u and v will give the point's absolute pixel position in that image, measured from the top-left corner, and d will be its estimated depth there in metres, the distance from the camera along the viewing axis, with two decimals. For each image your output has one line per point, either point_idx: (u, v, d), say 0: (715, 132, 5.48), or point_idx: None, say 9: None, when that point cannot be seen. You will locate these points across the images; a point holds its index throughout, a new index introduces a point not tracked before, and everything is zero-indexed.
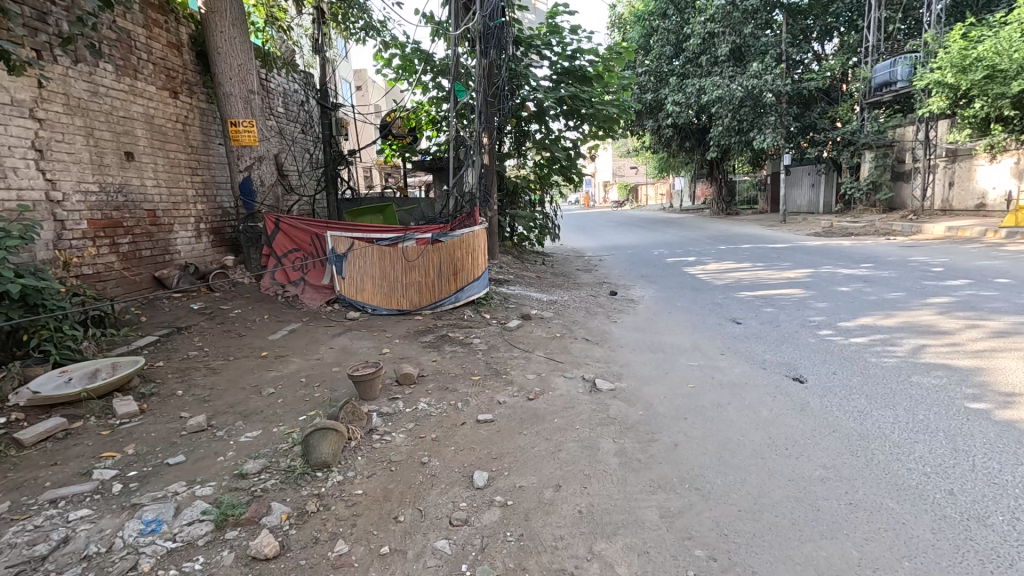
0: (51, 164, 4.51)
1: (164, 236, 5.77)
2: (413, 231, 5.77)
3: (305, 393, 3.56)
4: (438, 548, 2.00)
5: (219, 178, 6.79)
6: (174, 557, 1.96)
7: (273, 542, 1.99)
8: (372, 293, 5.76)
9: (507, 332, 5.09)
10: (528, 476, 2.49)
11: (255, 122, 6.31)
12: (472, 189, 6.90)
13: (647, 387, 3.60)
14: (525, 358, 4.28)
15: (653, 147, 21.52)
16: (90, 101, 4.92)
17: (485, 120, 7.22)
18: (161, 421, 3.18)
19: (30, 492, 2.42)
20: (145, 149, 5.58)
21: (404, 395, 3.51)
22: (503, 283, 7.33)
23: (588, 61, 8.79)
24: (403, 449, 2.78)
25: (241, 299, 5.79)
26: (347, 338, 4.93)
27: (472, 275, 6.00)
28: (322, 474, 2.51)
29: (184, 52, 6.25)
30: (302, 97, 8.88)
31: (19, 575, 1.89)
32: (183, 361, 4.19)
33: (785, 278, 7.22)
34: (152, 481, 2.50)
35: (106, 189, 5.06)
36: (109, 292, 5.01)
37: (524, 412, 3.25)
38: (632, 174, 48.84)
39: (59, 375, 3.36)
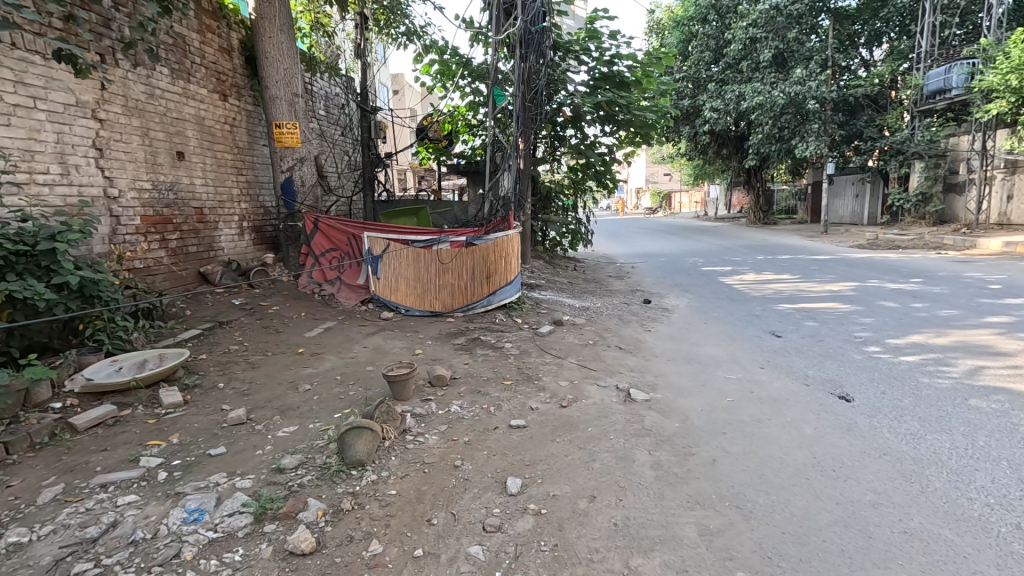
0: (110, 162, 4.73)
1: (209, 233, 5.98)
2: (447, 233, 5.80)
3: (340, 391, 3.62)
4: (471, 554, 1.99)
5: (262, 178, 7.01)
6: (215, 548, 2.01)
7: (309, 537, 2.02)
8: (406, 293, 5.84)
9: (539, 337, 5.07)
10: (562, 485, 2.45)
11: (298, 124, 6.48)
12: (508, 193, 6.91)
13: (684, 399, 3.51)
14: (557, 365, 4.24)
15: (689, 154, 21.16)
16: (146, 103, 5.15)
17: (523, 125, 7.23)
18: (203, 413, 3.27)
19: (82, 475, 2.52)
20: (195, 149, 5.80)
21: (436, 396, 3.53)
22: (535, 288, 7.32)
23: (626, 66, 8.71)
24: (436, 451, 2.79)
25: (280, 296, 5.94)
26: (380, 337, 5.00)
27: (506, 278, 5.96)
28: (357, 472, 2.53)
29: (234, 57, 6.48)
30: (343, 101, 9.10)
31: (71, 556, 1.97)
32: (225, 355, 4.32)
33: (828, 291, 6.96)
34: (195, 471, 2.57)
35: (158, 187, 5.28)
36: (158, 285, 5.22)
37: (556, 419, 3.21)
38: (666, 181, 48.19)
39: (110, 363, 3.51)
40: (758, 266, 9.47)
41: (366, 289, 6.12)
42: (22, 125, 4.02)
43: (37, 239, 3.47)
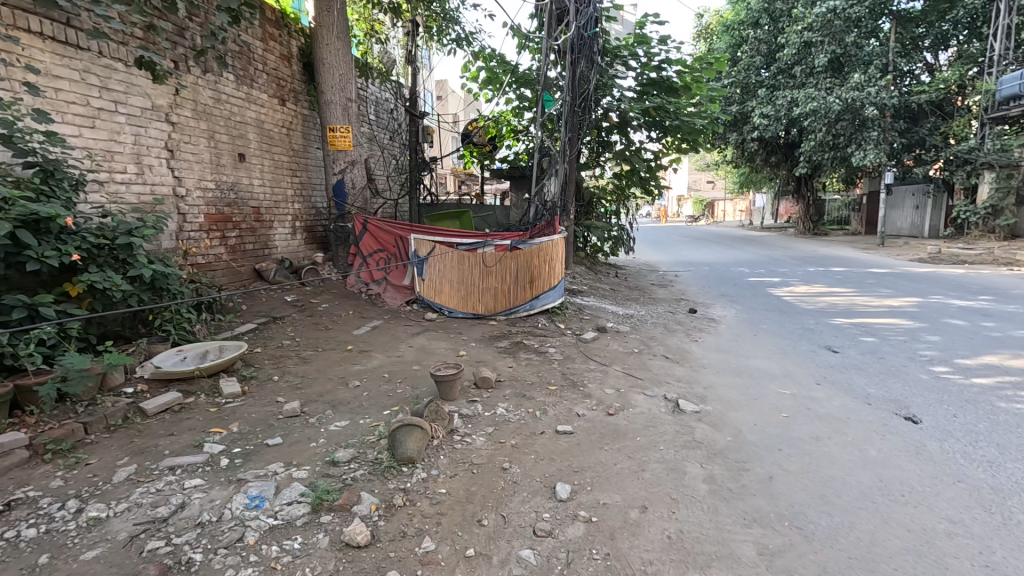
0: (179, 163, 5.01)
1: (265, 232, 6.24)
2: (493, 237, 5.84)
3: (388, 388, 3.70)
4: (523, 557, 1.99)
5: (315, 179, 7.26)
6: (276, 534, 2.08)
7: (365, 530, 2.06)
8: (450, 295, 5.93)
9: (582, 343, 5.03)
10: (612, 493, 2.42)
11: (351, 128, 6.69)
12: (554, 198, 6.91)
13: (735, 412, 3.40)
14: (602, 372, 4.19)
15: (735, 161, 20.58)
16: (213, 107, 5.43)
17: (570, 130, 7.21)
18: (260, 404, 3.41)
19: (152, 458, 2.67)
20: (255, 151, 6.07)
21: (482, 398, 3.55)
22: (577, 294, 7.27)
23: (675, 72, 8.59)
24: (484, 452, 2.80)
25: (329, 295, 6.13)
26: (425, 338, 5.07)
27: (549, 282, 5.93)
28: (407, 469, 2.57)
29: (293, 64, 6.75)
30: (392, 105, 9.33)
31: (145, 533, 2.08)
32: (278, 349, 4.48)
33: (888, 306, 6.61)
34: (254, 459, 2.67)
35: (221, 187, 5.55)
36: (218, 280, 5.47)
37: (604, 426, 3.18)
38: (710, 188, 47.06)
39: (176, 353, 3.69)
40: (810, 278, 9.10)
41: (411, 290, 6.25)
42: (105, 128, 4.30)
43: (116, 233, 3.65)
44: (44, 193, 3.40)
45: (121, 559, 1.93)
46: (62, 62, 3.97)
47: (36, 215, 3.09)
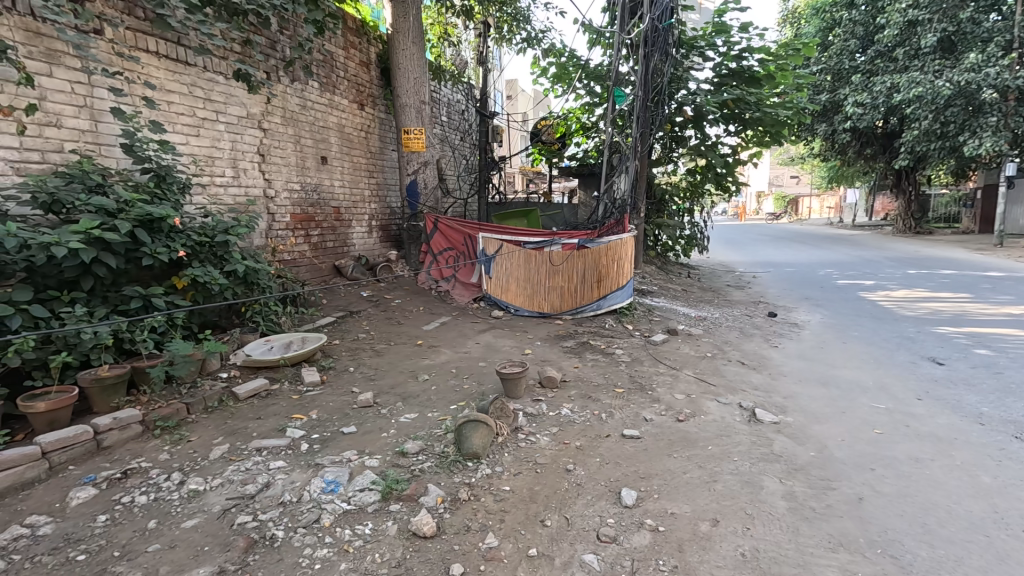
0: (270, 166, 5.41)
1: (344, 231, 6.59)
2: (560, 235, 5.80)
3: (455, 383, 3.79)
4: (586, 562, 1.96)
5: (390, 180, 7.56)
6: (349, 518, 2.19)
7: (431, 522, 2.12)
8: (516, 293, 5.97)
9: (651, 346, 4.87)
10: (680, 503, 2.33)
11: (424, 130, 6.90)
12: (624, 196, 6.74)
13: (820, 425, 3.15)
14: (671, 376, 4.04)
15: (823, 154, 19.06)
16: (300, 114, 5.81)
17: (642, 125, 7.00)
18: (337, 393, 3.61)
19: (243, 439, 2.90)
20: (336, 154, 6.43)
21: (547, 397, 3.54)
22: (646, 295, 7.07)
23: (757, 61, 8.09)
24: (548, 452, 2.79)
25: (401, 291, 6.37)
26: (491, 335, 5.14)
27: (617, 283, 5.79)
28: (472, 464, 2.61)
29: (371, 70, 7.06)
30: (463, 106, 9.52)
31: (235, 508, 2.26)
32: (354, 342, 4.72)
33: (1007, 314, 5.85)
34: (331, 446, 2.83)
35: (306, 189, 5.93)
36: (301, 276, 5.86)
37: (672, 433, 3.06)
38: (793, 184, 44.00)
39: (264, 343, 3.99)
40: (910, 282, 8.26)
41: (478, 287, 6.36)
42: (208, 135, 4.72)
43: (215, 231, 3.99)
44: (157, 195, 3.79)
45: (216, 530, 2.11)
46: (174, 77, 4.41)
47: (150, 215, 3.45)
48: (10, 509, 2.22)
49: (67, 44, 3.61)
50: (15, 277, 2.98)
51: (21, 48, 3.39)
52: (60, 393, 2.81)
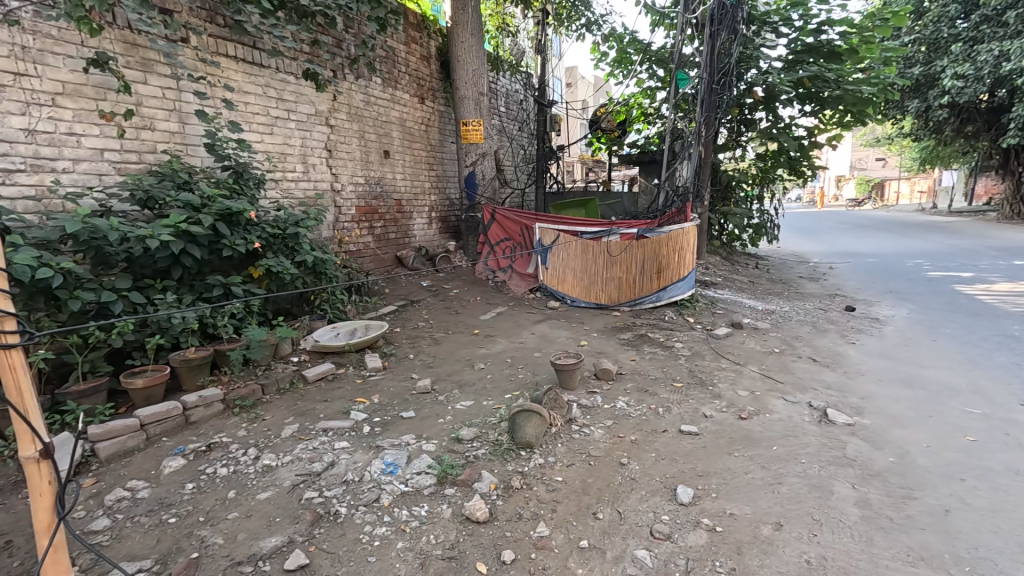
0: (336, 161, 5.66)
1: (405, 222, 6.80)
2: (618, 225, 5.68)
3: (510, 373, 3.83)
4: (638, 558, 1.94)
5: (449, 172, 7.69)
6: (406, 499, 2.28)
7: (483, 507, 2.17)
8: (573, 284, 5.93)
9: (713, 339, 4.68)
10: (740, 504, 2.24)
11: (482, 121, 6.95)
12: (686, 183, 6.48)
13: (901, 429, 2.91)
14: (735, 372, 3.87)
15: (915, 133, 17.35)
16: (364, 110, 6.03)
17: (707, 109, 6.68)
18: (397, 379, 3.76)
19: (311, 419, 3.09)
20: (398, 148, 6.62)
21: (602, 390, 3.50)
22: (709, 287, 6.79)
23: (838, 34, 7.48)
24: (602, 445, 2.77)
25: (460, 281, 6.50)
26: (547, 326, 5.14)
27: (678, 274, 5.60)
28: (525, 453, 2.64)
29: (431, 63, 7.18)
30: (521, 96, 9.50)
31: (303, 483, 2.42)
32: (414, 330, 4.88)
33: None
34: (391, 429, 2.96)
35: (369, 182, 6.15)
36: (365, 266, 6.12)
37: (733, 430, 2.94)
38: (879, 167, 40.45)
39: (331, 329, 4.21)
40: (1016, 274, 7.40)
41: (535, 277, 6.37)
42: (280, 133, 5.01)
43: (287, 224, 4.24)
44: (235, 190, 4.07)
45: (286, 503, 2.27)
46: (250, 79, 4.70)
47: (230, 210, 3.71)
48: (115, 473, 2.49)
49: (159, 53, 3.94)
50: (117, 267, 3.32)
51: (120, 58, 3.74)
52: (155, 371, 3.12)
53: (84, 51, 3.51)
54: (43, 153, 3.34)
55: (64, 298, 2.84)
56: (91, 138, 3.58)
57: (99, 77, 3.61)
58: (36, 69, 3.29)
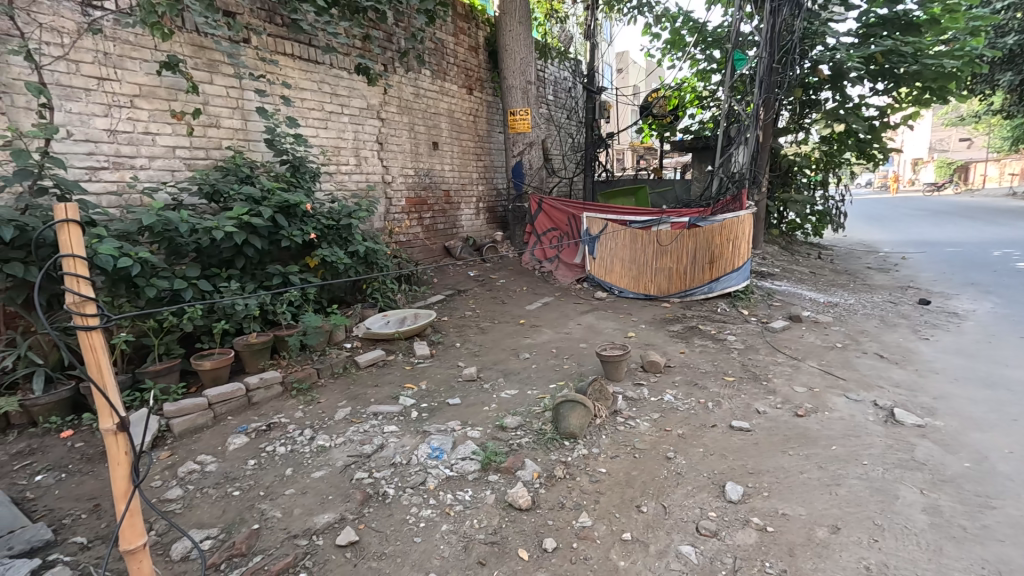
0: (387, 154, 5.81)
1: (454, 213, 6.90)
2: (669, 213, 5.52)
3: (555, 363, 3.83)
4: (682, 553, 1.90)
5: (497, 162, 7.72)
6: (451, 484, 2.33)
7: (526, 495, 2.19)
8: (621, 274, 5.82)
9: (769, 333, 4.47)
10: (794, 505, 2.14)
11: (529, 110, 6.90)
12: (742, 169, 6.20)
13: (979, 433, 2.69)
14: (792, 367, 3.68)
15: (1007, 110, 15.73)
16: (414, 102, 6.13)
17: (767, 90, 6.34)
18: (445, 366, 3.84)
19: (362, 403, 3.22)
20: (446, 139, 6.70)
21: (649, 382, 3.43)
22: (766, 278, 6.48)
23: (917, 3, 6.89)
24: (648, 438, 2.72)
25: (507, 271, 6.53)
26: (593, 317, 5.08)
27: (732, 264, 5.37)
28: (569, 443, 2.63)
29: (480, 54, 7.18)
30: (570, 84, 9.36)
31: (355, 464, 2.53)
32: (461, 319, 4.96)
33: None
34: (438, 415, 3.03)
35: (419, 174, 6.27)
36: (415, 256, 6.26)
37: (789, 428, 2.81)
38: (962, 147, 37.04)
39: (382, 317, 4.35)
40: None
41: (582, 268, 6.31)
42: (335, 128, 5.18)
43: (341, 215, 4.39)
44: (293, 183, 4.26)
45: (339, 482, 2.38)
46: (306, 76, 4.88)
47: (287, 202, 3.89)
48: (187, 447, 2.70)
49: (224, 55, 4.16)
50: (187, 256, 3.56)
51: (189, 61, 3.97)
52: (221, 354, 3.33)
53: (157, 55, 3.76)
54: (123, 152, 3.61)
55: (142, 285, 3.08)
56: (164, 137, 3.84)
57: (170, 79, 3.85)
58: (116, 73, 3.56)
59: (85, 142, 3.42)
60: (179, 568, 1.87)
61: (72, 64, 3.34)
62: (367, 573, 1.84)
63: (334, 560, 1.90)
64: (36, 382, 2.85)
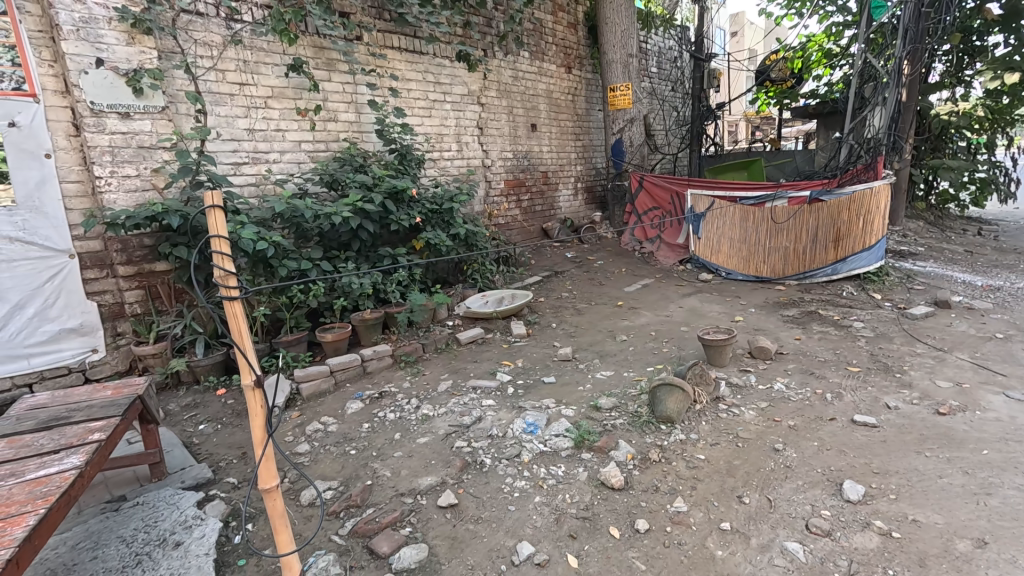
0: (487, 138, 5.95)
1: (551, 194, 6.90)
2: (786, 187, 5.05)
3: (653, 346, 3.71)
4: (789, 550, 1.78)
5: (596, 141, 7.55)
6: (545, 459, 2.39)
7: (619, 475, 2.17)
8: (729, 255, 5.45)
9: (907, 320, 3.93)
10: (928, 512, 1.90)
11: (631, 85, 6.63)
12: (879, 134, 5.46)
13: None
14: (935, 359, 3.22)
15: None
16: (512, 85, 6.19)
17: (913, 41, 5.48)
18: (541, 346, 3.90)
19: (463, 377, 3.39)
20: (545, 120, 6.68)
21: (757, 369, 3.21)
22: (908, 258, 5.68)
23: None
24: (753, 427, 2.56)
25: (604, 253, 6.41)
26: (696, 299, 4.83)
27: (863, 243, 4.76)
28: (666, 428, 2.55)
29: (579, 30, 7.02)
30: (676, 53, 8.80)
31: (455, 434, 2.68)
32: (558, 300, 4.98)
33: None
34: (533, 392, 3.10)
35: (517, 156, 6.34)
36: (513, 238, 6.39)
37: (927, 427, 2.47)
38: None
39: (481, 298, 4.46)
40: None
41: (685, 248, 5.98)
42: (438, 115, 5.40)
43: (443, 200, 4.59)
44: (400, 170, 4.53)
45: (440, 449, 2.55)
46: (412, 67, 5.12)
47: (395, 188, 4.15)
48: (313, 409, 3.05)
49: (340, 53, 4.51)
50: (312, 240, 3.97)
51: (311, 61, 4.36)
52: (340, 328, 3.69)
53: (285, 58, 4.18)
54: (260, 148, 4.09)
55: (276, 265, 3.52)
56: (292, 133, 4.28)
57: (296, 80, 4.27)
58: (254, 78, 4.02)
59: (231, 141, 3.93)
60: (307, 512, 2.14)
61: (220, 73, 3.84)
62: (465, 533, 1.97)
63: (435, 519, 2.05)
64: (198, 347, 3.40)
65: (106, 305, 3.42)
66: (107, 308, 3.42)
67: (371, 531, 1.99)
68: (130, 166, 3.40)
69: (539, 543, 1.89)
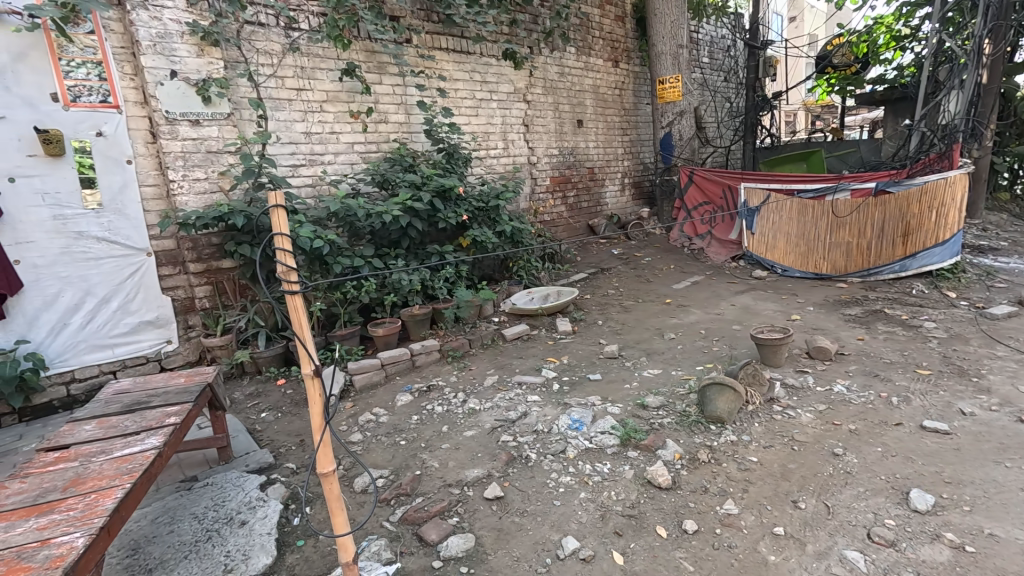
0: (533, 135, 5.96)
1: (598, 190, 6.83)
2: (849, 179, 4.78)
3: (703, 345, 3.61)
4: (848, 559, 1.70)
5: (644, 135, 7.40)
6: (590, 455, 2.38)
7: (666, 474, 2.14)
8: (785, 251, 5.21)
9: (986, 320, 3.64)
10: (1008, 526, 1.76)
11: (681, 77, 6.45)
12: (955, 120, 5.08)
13: None
14: (1017, 363, 2.97)
15: None
16: (559, 81, 6.16)
17: (997, 17, 5.04)
18: (586, 343, 3.88)
19: (508, 373, 3.43)
20: (591, 115, 6.62)
21: (815, 370, 3.06)
22: (988, 254, 5.25)
23: None
24: (810, 430, 2.45)
25: (652, 249, 6.29)
26: (750, 297, 4.65)
27: (937, 238, 4.42)
28: (716, 428, 2.49)
29: (627, 23, 6.89)
30: (729, 42, 8.49)
31: (500, 428, 2.72)
32: (604, 297, 4.93)
33: None
34: (578, 389, 3.09)
35: (563, 153, 6.31)
36: (558, 234, 6.37)
37: (1008, 435, 2.28)
38: None
39: (526, 294, 4.51)
40: None
41: (738, 244, 5.77)
42: (484, 114, 5.46)
43: (489, 198, 4.63)
44: (447, 169, 4.61)
45: (486, 442, 2.59)
46: (459, 67, 5.19)
47: (443, 186, 4.23)
48: (365, 400, 3.17)
49: (391, 56, 4.64)
50: (364, 238, 4.12)
51: (363, 66, 4.51)
52: (391, 323, 3.82)
53: (339, 63, 4.34)
54: (316, 151, 4.28)
55: (331, 262, 3.68)
56: (346, 135, 4.45)
57: (350, 84, 4.43)
58: (310, 84, 4.20)
59: (289, 144, 4.13)
60: (360, 498, 2.24)
61: (280, 80, 4.04)
62: (510, 526, 2.00)
63: (482, 511, 2.10)
64: (261, 339, 3.61)
65: (179, 299, 3.68)
66: (180, 302, 3.69)
67: (420, 519, 2.05)
68: (200, 169, 3.63)
69: (584, 539, 1.90)
